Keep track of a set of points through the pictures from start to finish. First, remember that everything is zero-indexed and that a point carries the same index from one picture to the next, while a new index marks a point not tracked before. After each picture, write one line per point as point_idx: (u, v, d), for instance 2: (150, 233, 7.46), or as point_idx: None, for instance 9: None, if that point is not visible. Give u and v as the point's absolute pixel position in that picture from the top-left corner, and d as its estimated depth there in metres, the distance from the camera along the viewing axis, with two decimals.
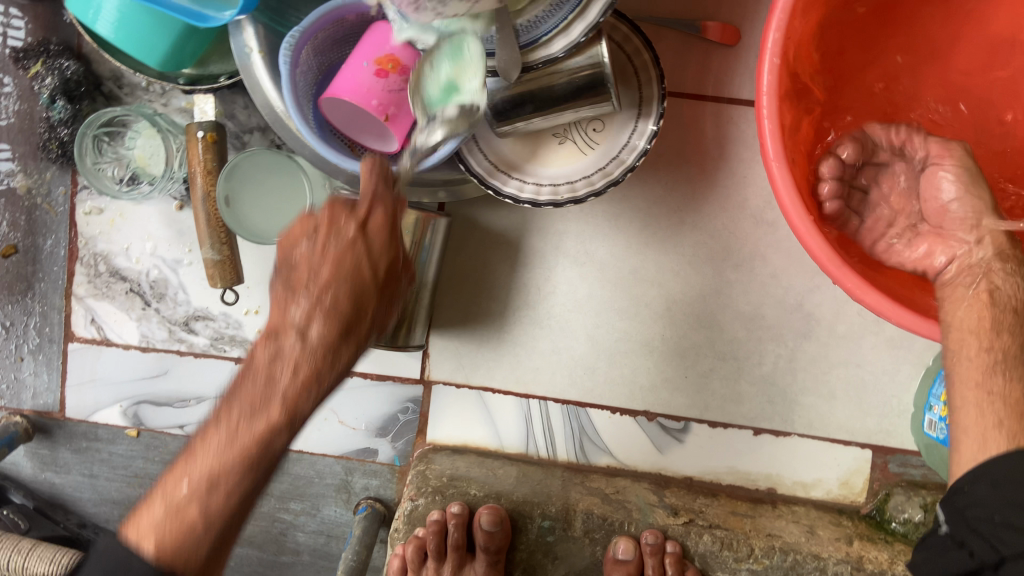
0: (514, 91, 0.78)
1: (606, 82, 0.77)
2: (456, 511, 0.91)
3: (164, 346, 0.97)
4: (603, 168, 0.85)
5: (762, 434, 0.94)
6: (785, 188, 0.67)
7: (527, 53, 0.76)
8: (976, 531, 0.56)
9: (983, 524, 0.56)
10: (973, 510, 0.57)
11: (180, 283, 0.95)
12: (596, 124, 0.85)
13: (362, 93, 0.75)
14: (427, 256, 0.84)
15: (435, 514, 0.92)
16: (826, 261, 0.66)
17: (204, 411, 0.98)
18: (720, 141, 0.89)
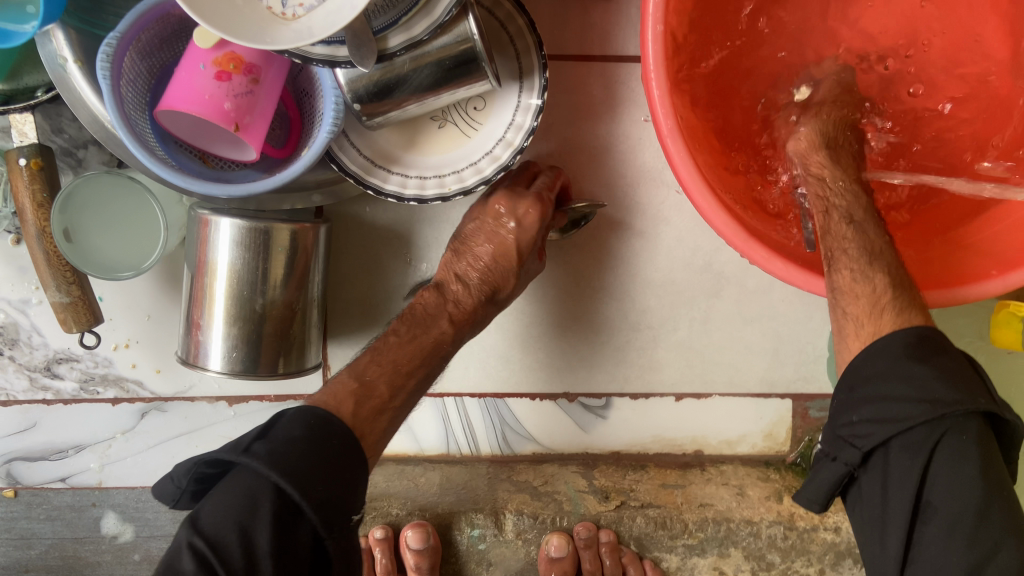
0: (376, 79, 0.69)
1: (478, 60, 0.69)
2: (378, 536, 0.89)
3: (26, 396, 0.86)
4: (489, 151, 0.78)
5: (684, 398, 0.92)
6: (682, 162, 0.62)
7: (384, 39, 0.66)
8: (845, 440, 0.58)
9: (850, 434, 0.57)
10: (840, 420, 0.58)
11: (34, 325, 0.84)
12: (476, 102, 0.78)
13: (205, 102, 0.66)
14: (313, 271, 0.77)
15: (362, 541, 0.92)
16: (731, 237, 0.63)
17: (86, 459, 0.89)
18: (609, 103, 0.83)
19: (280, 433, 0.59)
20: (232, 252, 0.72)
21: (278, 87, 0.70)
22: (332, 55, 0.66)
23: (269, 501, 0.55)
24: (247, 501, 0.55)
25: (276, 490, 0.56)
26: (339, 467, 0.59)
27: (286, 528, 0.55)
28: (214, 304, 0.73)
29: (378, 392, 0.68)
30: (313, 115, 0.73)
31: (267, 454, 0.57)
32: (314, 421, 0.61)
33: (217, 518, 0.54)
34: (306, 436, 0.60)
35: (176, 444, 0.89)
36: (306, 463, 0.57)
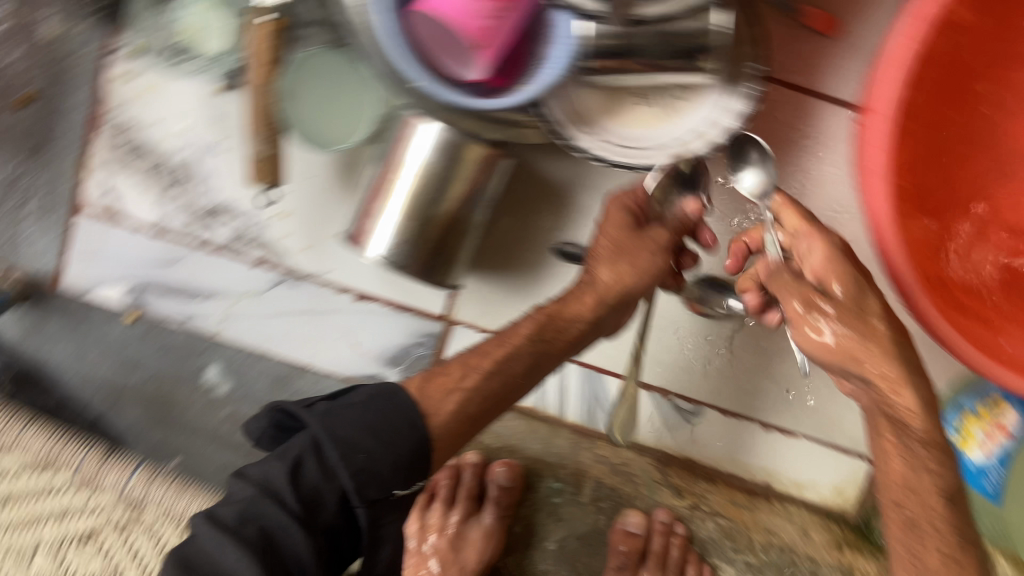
0: (616, 41, 0.74)
1: (709, 51, 0.73)
2: (471, 460, 0.99)
3: (179, 234, 0.91)
4: (682, 139, 0.79)
5: (769, 429, 0.94)
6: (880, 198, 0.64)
7: (632, 6, 0.70)
8: None
9: None
10: None
11: (210, 171, 0.88)
12: (682, 92, 0.81)
13: (464, 13, 0.71)
14: (487, 196, 0.81)
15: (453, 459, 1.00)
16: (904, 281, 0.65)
17: (211, 309, 0.93)
18: (795, 133, 0.84)
19: (346, 399, 0.71)
20: (424, 156, 0.77)
21: (520, 23, 0.74)
22: (580, 2, 0.71)
23: (308, 458, 0.68)
24: (294, 454, 0.68)
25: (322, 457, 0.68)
26: (387, 436, 0.68)
27: (320, 483, 0.67)
28: (391, 199, 0.78)
29: (450, 372, 0.75)
30: (540, 57, 0.77)
31: (322, 414, 0.69)
32: (382, 397, 0.71)
33: (266, 471, 0.68)
34: (364, 404, 0.70)
35: (295, 320, 0.94)
36: (363, 436, 0.68)
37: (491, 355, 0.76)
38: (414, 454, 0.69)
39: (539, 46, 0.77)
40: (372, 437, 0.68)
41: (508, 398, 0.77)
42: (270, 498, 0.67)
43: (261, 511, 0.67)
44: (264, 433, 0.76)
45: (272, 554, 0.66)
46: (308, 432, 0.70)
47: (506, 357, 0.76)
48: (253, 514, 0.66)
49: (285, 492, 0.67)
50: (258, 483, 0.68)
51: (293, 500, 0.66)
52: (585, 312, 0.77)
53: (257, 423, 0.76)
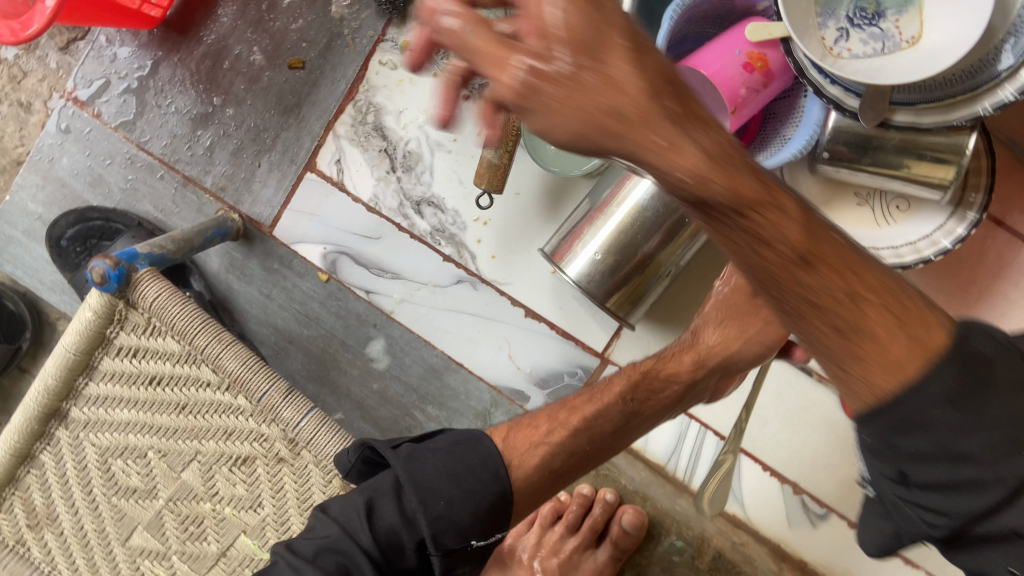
0: (861, 138, 0.75)
1: (953, 171, 0.73)
2: (606, 496, 0.98)
3: (388, 214, 0.98)
4: (895, 247, 0.80)
5: (893, 555, 0.93)
6: None
7: (893, 112, 0.70)
8: None
9: None
10: None
11: (432, 165, 0.96)
12: (900, 203, 0.81)
13: (726, 79, 0.74)
14: (685, 252, 0.85)
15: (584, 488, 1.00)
16: None
17: (393, 288, 1.00)
18: (999, 272, 0.84)
19: (429, 443, 0.68)
20: (644, 198, 0.82)
21: (770, 98, 0.79)
22: (841, 98, 0.70)
23: (392, 504, 0.65)
24: (378, 494, 0.66)
25: (405, 513, 0.65)
26: (467, 487, 0.66)
27: (402, 531, 0.64)
28: (601, 229, 0.83)
29: (536, 426, 0.74)
30: (778, 135, 0.81)
31: (409, 454, 0.67)
32: (467, 441, 0.69)
33: (347, 513, 0.65)
34: (447, 449, 0.68)
35: (464, 320, 0.99)
36: (447, 485, 0.65)
37: (578, 405, 0.76)
38: (489, 506, 0.66)
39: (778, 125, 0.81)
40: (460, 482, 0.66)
41: (597, 455, 0.75)
42: (345, 544, 0.63)
43: (341, 546, 0.63)
44: (350, 466, 0.74)
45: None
46: (388, 474, 0.67)
47: (596, 413, 0.74)
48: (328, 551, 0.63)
49: (370, 530, 0.63)
50: (342, 527, 0.64)
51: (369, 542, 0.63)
52: (682, 372, 0.79)
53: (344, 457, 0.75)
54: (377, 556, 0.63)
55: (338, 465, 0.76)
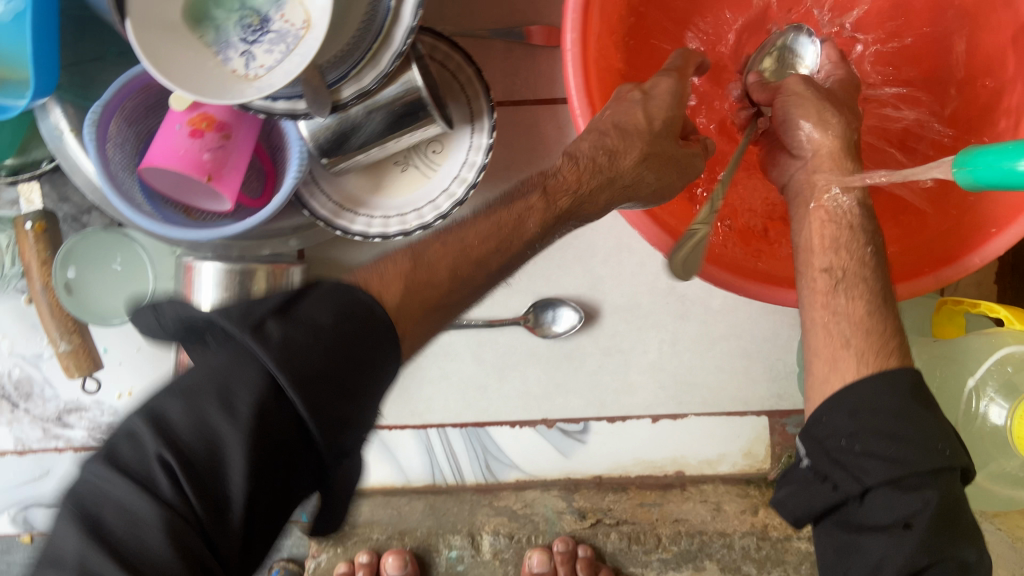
0: (339, 127, 0.77)
1: (425, 105, 0.76)
2: (363, 561, 1.00)
3: (41, 446, 0.93)
4: (446, 189, 0.84)
5: (660, 419, 0.95)
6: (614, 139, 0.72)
7: (337, 92, 0.74)
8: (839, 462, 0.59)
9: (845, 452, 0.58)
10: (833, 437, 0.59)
11: (46, 377, 0.90)
12: (434, 146, 0.85)
13: (180, 157, 0.74)
14: None
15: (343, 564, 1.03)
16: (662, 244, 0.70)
17: None
18: (565, 140, 0.89)
19: (166, 420, 0.46)
20: (215, 294, 0.79)
21: (250, 143, 0.78)
22: (291, 108, 0.74)
23: (237, 396, 0.46)
24: (227, 390, 0.47)
25: (201, 437, 0.46)
26: (320, 405, 0.48)
27: (188, 456, 0.45)
28: None
29: (434, 277, 0.60)
30: (283, 165, 0.81)
31: (279, 345, 0.48)
32: (290, 352, 0.48)
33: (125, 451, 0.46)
34: (219, 367, 0.48)
35: None
36: (318, 360, 0.48)
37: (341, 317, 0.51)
38: (332, 398, 0.49)
39: (279, 156, 0.81)
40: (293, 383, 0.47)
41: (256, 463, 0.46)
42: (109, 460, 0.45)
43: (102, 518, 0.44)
44: (162, 329, 0.55)
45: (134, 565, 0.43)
46: (224, 320, 0.49)
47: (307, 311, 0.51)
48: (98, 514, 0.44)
49: (255, 375, 0.47)
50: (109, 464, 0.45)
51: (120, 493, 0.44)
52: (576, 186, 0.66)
53: (153, 318, 0.56)
54: (182, 464, 0.45)
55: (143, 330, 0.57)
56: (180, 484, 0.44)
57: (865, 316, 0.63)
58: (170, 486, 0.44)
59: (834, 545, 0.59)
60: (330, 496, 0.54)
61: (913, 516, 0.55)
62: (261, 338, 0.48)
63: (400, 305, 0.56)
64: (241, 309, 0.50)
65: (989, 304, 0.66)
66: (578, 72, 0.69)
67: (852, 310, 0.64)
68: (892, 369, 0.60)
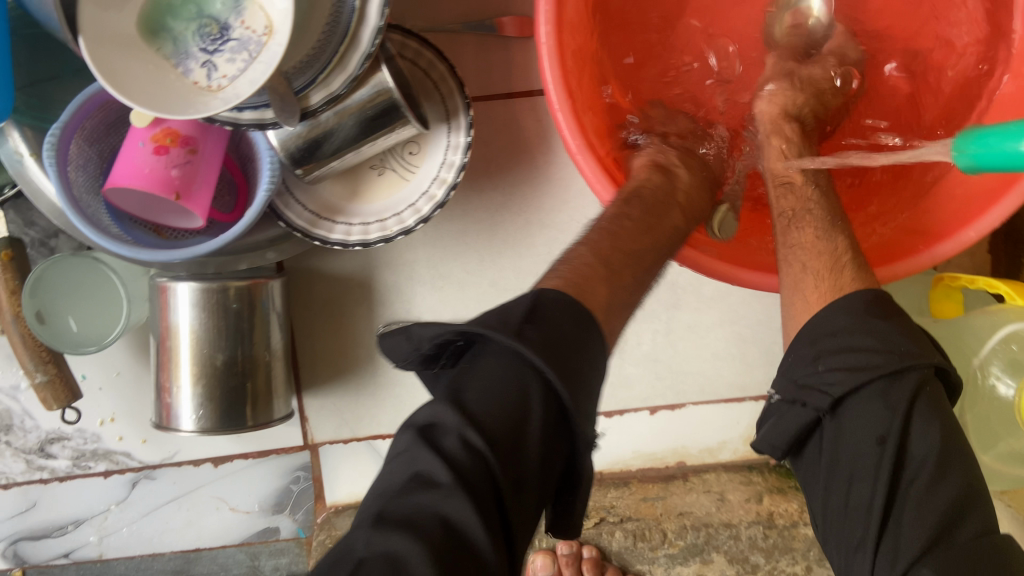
0: (309, 135, 0.74)
1: (398, 107, 0.74)
2: None
3: (24, 478, 0.90)
4: (425, 191, 0.81)
5: (658, 411, 0.93)
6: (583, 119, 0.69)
7: (306, 98, 0.71)
8: (810, 386, 0.57)
9: (812, 377, 0.57)
10: (800, 369, 0.58)
11: (25, 409, 0.86)
12: (410, 147, 0.82)
13: (146, 176, 0.71)
14: (276, 323, 0.82)
15: None
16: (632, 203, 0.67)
17: (86, 533, 0.92)
18: (545, 133, 0.87)
19: (473, 374, 0.46)
20: (191, 314, 0.76)
21: (219, 156, 0.75)
22: (259, 118, 0.71)
23: (472, 399, 0.44)
24: (510, 392, 0.44)
25: (467, 444, 0.43)
26: (581, 404, 0.46)
27: (492, 437, 0.43)
28: (180, 367, 0.77)
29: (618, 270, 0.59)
30: (254, 177, 0.78)
31: (542, 341, 0.45)
32: (529, 367, 0.45)
33: (480, 397, 0.44)
34: (561, 322, 0.48)
35: (168, 509, 0.92)
36: (564, 335, 0.47)
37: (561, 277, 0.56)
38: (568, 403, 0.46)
39: (250, 168, 0.78)
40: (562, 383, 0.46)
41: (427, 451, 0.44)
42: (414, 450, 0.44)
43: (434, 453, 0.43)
44: (417, 356, 0.49)
45: (462, 563, 0.40)
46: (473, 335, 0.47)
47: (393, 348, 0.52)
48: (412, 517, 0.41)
49: (530, 369, 0.45)
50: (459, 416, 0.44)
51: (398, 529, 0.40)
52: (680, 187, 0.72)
53: (406, 344, 0.50)
54: (470, 477, 0.42)
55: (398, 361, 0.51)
56: (489, 468, 0.42)
57: (816, 239, 0.65)
58: (463, 450, 0.43)
59: (824, 466, 0.58)
60: (566, 499, 0.49)
61: (886, 428, 0.54)
62: (523, 337, 0.45)
63: (607, 300, 0.54)
64: (496, 315, 0.48)
65: (987, 278, 0.65)
66: (555, 64, 0.66)
67: (804, 235, 0.65)
68: (840, 297, 0.60)
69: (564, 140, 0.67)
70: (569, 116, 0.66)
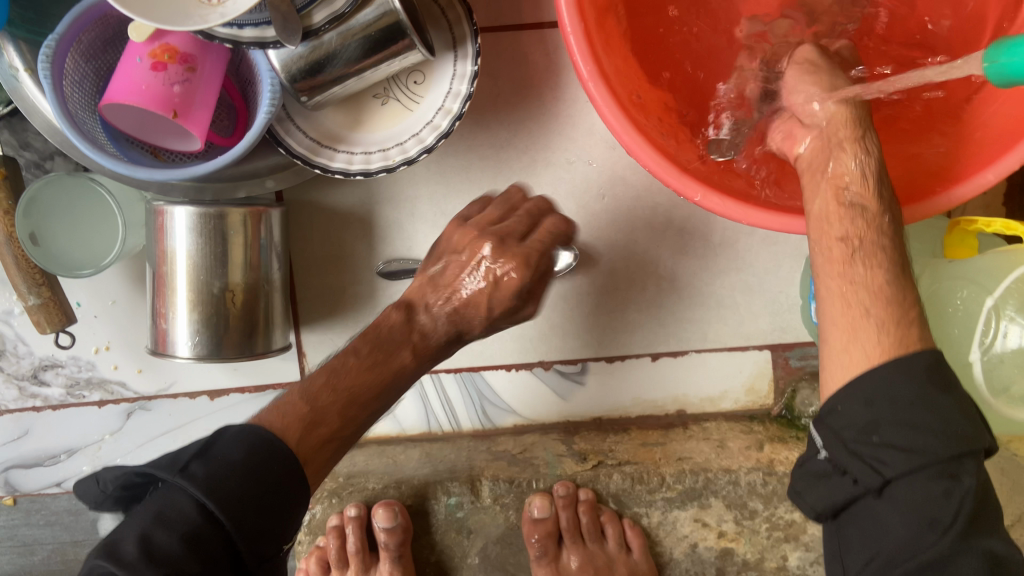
0: (311, 58, 0.72)
1: (404, 29, 0.71)
2: (351, 514, 0.90)
3: (18, 406, 0.89)
4: (429, 121, 0.79)
5: (660, 357, 0.92)
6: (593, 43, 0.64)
7: (309, 16, 0.69)
8: (860, 455, 0.53)
9: (863, 446, 0.53)
10: (849, 431, 0.53)
11: (18, 334, 0.85)
12: (415, 76, 0.79)
13: (142, 92, 0.68)
14: (270, 250, 0.79)
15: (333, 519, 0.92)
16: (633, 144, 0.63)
17: (78, 463, 0.91)
18: (554, 69, 0.85)
19: (218, 454, 0.60)
20: (188, 239, 0.75)
21: (218, 76, 0.73)
22: (260, 36, 0.69)
23: (195, 471, 0.59)
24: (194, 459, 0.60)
25: (201, 508, 0.57)
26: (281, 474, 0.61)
27: (178, 531, 0.56)
28: (175, 293, 0.76)
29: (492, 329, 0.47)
30: (254, 100, 0.76)
31: (205, 481, 0.58)
32: (256, 446, 0.61)
33: (158, 502, 0.57)
34: (244, 461, 0.60)
35: (163, 441, 0.91)
36: (237, 486, 0.58)
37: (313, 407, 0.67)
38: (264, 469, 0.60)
39: (250, 91, 0.76)
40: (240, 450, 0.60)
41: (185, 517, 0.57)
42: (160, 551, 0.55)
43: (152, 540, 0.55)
44: (105, 496, 0.67)
45: None
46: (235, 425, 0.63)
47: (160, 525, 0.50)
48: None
49: (234, 457, 0.60)
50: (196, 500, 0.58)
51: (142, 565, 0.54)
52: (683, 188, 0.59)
53: (110, 476, 0.67)
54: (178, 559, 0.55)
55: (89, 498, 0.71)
56: (217, 526, 0.57)
57: (884, 284, 0.55)
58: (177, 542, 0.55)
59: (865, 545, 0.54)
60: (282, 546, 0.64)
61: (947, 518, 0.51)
62: (188, 471, 0.59)
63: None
64: (170, 458, 0.61)
65: (1006, 220, 0.64)
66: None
67: (871, 281, 0.55)
68: (902, 356, 0.53)
69: (575, 66, 0.64)
70: (581, 42, 0.63)
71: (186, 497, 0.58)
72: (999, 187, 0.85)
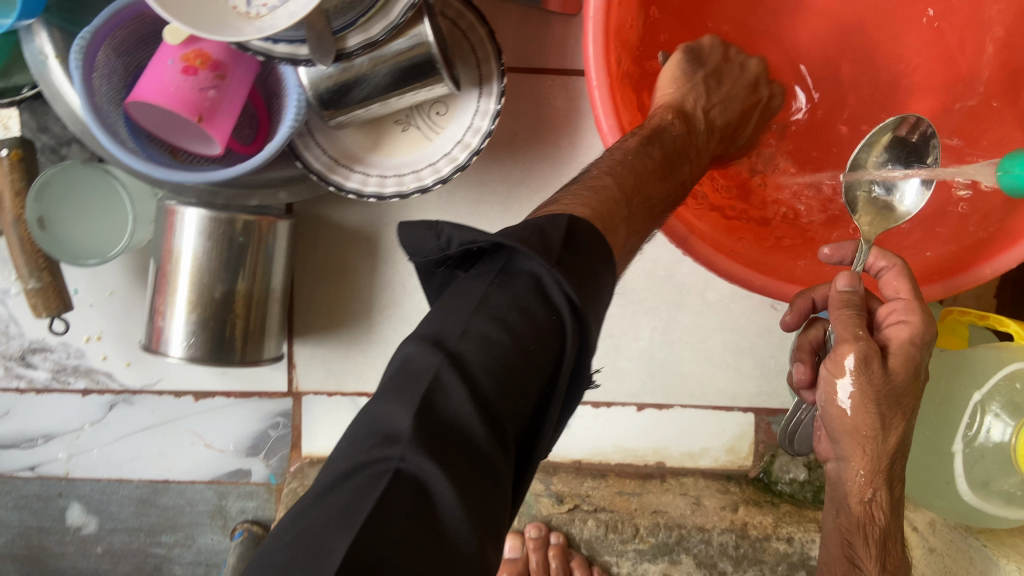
0: (338, 79, 0.73)
1: (435, 63, 0.73)
2: None
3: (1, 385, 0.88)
4: (448, 153, 0.80)
5: (645, 408, 0.93)
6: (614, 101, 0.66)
7: (343, 39, 0.70)
8: None
9: None
10: None
11: (10, 314, 0.85)
12: (439, 107, 0.81)
13: (170, 94, 0.69)
14: (275, 260, 0.80)
15: None
16: None
17: (55, 449, 0.91)
18: (574, 114, 0.87)
19: (486, 306, 0.44)
20: (196, 241, 0.75)
21: (246, 86, 0.74)
22: (291, 52, 0.70)
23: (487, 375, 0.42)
24: (514, 308, 0.44)
25: (506, 365, 0.42)
26: (590, 298, 0.45)
27: (445, 453, 0.39)
28: (177, 292, 0.76)
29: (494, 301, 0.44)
30: (278, 111, 0.77)
31: (415, 435, 0.39)
32: (529, 304, 0.44)
33: (384, 422, 0.41)
34: (541, 315, 0.44)
35: (142, 437, 0.91)
36: (534, 346, 0.43)
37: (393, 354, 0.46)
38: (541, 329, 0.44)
39: (275, 103, 0.78)
40: (542, 353, 0.44)
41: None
42: (414, 475, 0.38)
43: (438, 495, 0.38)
44: (438, 255, 0.48)
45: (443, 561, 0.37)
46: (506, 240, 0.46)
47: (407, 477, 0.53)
48: (434, 497, 0.38)
49: (470, 350, 0.42)
50: (473, 397, 0.41)
51: (443, 463, 0.39)
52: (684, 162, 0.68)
53: (433, 241, 0.48)
54: (454, 453, 0.39)
55: (417, 254, 0.49)
56: (483, 449, 0.40)
57: None
58: (479, 424, 0.40)
59: None
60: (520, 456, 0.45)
61: None
62: (555, 267, 0.44)
63: (622, 243, 0.53)
64: (433, 374, 0.42)
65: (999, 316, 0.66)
66: (599, 35, 0.64)
67: None
68: None
69: (597, 119, 0.66)
70: (604, 96, 0.65)
71: (405, 439, 0.39)
72: (992, 280, 0.88)
